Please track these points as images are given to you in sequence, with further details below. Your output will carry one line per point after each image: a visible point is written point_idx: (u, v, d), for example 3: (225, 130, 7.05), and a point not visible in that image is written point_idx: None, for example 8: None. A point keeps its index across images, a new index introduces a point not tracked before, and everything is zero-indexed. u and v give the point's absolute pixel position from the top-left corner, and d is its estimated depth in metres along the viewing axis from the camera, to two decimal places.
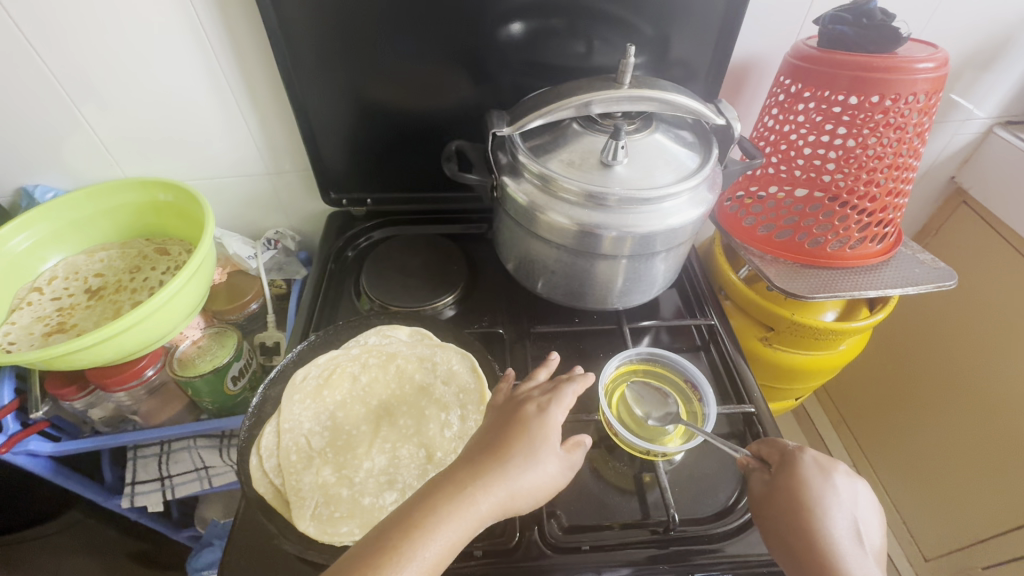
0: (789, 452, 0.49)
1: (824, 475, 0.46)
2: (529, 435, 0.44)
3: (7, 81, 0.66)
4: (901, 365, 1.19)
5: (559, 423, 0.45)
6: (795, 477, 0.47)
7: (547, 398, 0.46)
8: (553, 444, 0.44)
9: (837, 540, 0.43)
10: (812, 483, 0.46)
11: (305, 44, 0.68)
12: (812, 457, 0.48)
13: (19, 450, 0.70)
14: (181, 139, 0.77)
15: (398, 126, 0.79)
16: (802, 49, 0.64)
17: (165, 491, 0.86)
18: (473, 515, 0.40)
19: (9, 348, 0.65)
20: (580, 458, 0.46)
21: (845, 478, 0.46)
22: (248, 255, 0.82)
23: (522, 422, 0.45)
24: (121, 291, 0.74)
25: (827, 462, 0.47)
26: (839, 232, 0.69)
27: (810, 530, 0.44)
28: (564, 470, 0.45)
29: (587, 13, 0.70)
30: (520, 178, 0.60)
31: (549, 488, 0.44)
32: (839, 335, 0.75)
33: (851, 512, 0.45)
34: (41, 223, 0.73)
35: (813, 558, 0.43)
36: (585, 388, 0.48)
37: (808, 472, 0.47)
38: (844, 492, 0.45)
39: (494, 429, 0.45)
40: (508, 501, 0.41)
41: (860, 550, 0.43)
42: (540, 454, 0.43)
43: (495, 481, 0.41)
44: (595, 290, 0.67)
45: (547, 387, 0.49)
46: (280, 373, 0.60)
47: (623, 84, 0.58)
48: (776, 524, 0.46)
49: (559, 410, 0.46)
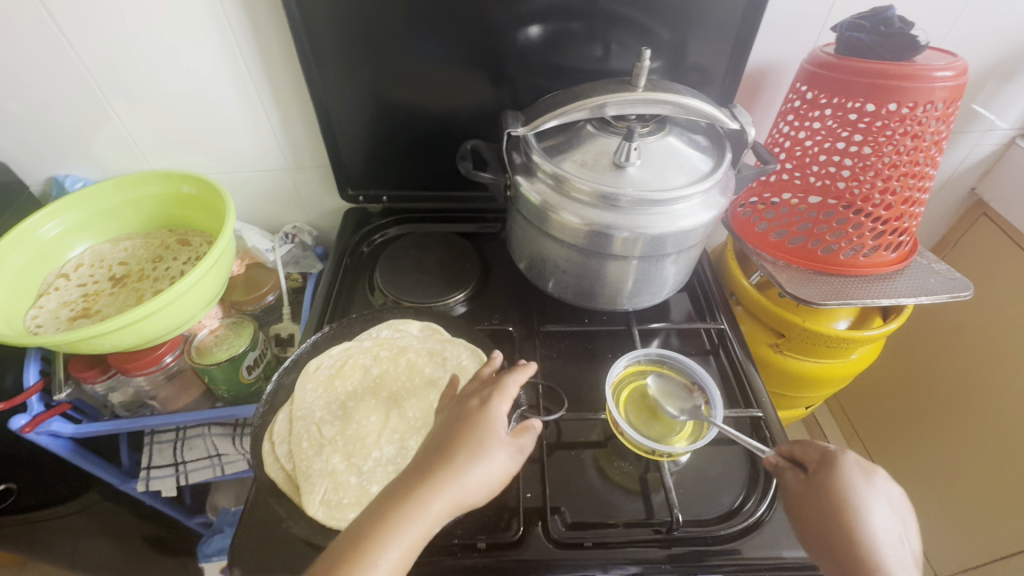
0: (828, 452, 0.48)
1: (865, 474, 0.45)
2: (477, 432, 0.44)
3: (43, 74, 0.69)
4: (917, 378, 1.17)
5: (503, 413, 0.46)
6: (832, 474, 0.46)
7: (488, 391, 0.47)
8: (498, 433, 0.44)
9: (874, 538, 0.42)
10: (850, 481, 0.45)
11: (328, 43, 0.70)
12: (854, 457, 0.47)
13: (42, 430, 0.72)
14: (205, 134, 0.79)
15: (416, 125, 0.80)
16: (819, 56, 0.64)
17: (179, 477, 0.88)
18: (427, 517, 0.39)
19: (36, 330, 0.68)
20: (529, 441, 0.46)
21: (884, 478, 0.46)
22: (265, 248, 0.84)
23: (469, 419, 0.45)
24: (144, 279, 0.76)
25: (867, 462, 0.46)
26: (853, 239, 0.69)
27: (849, 526, 0.43)
28: (515, 456, 0.45)
29: (605, 17, 0.71)
30: (533, 178, 0.61)
31: (501, 477, 0.44)
32: (851, 344, 0.75)
33: (889, 511, 0.44)
34: (70, 212, 0.76)
35: (851, 555, 0.42)
36: (527, 376, 0.48)
37: (848, 469, 0.46)
38: (884, 491, 0.45)
39: (448, 427, 0.45)
40: (458, 499, 0.41)
41: (900, 549, 0.42)
42: (485, 448, 0.43)
43: (445, 479, 0.41)
44: (605, 290, 0.68)
45: (490, 379, 0.50)
46: (294, 362, 0.62)
47: (638, 87, 0.58)
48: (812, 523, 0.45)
49: (503, 401, 0.46)
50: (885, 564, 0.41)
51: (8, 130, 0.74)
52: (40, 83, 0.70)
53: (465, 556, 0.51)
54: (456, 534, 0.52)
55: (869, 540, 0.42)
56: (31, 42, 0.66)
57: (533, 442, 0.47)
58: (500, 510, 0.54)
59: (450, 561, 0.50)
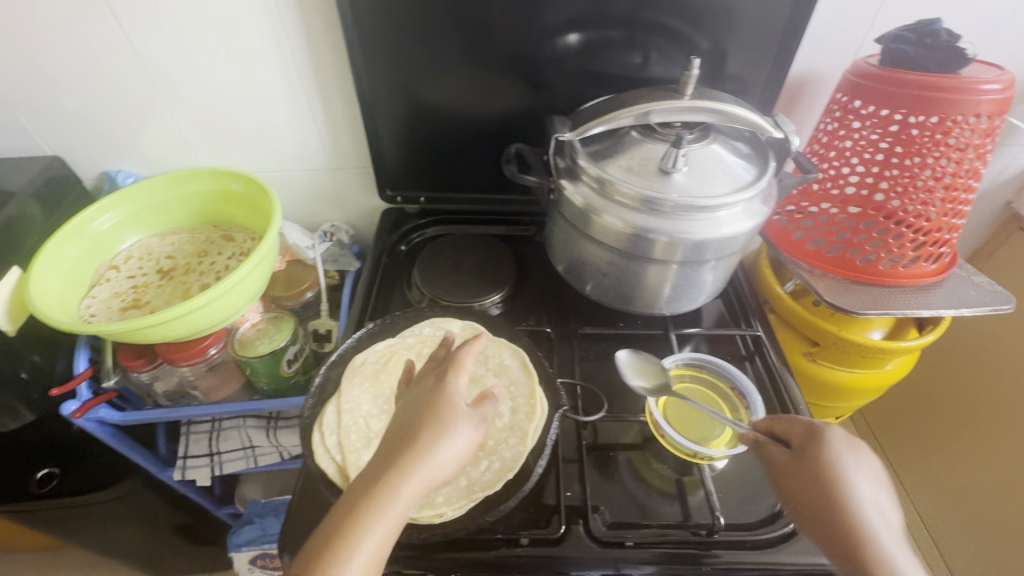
0: (813, 427, 0.49)
1: (848, 445, 0.47)
2: (433, 413, 0.44)
3: (102, 71, 0.72)
4: (941, 393, 1.16)
5: (461, 387, 0.46)
6: (818, 449, 0.47)
7: (442, 368, 0.48)
8: (455, 409, 0.44)
9: (861, 505, 0.43)
10: (835, 453, 0.46)
11: (376, 47, 0.72)
12: (839, 432, 0.48)
13: (91, 416, 0.74)
14: (252, 132, 0.81)
15: (456, 129, 0.82)
16: (862, 67, 0.65)
17: (214, 468, 0.90)
18: (395, 504, 0.39)
19: (90, 319, 0.70)
20: (492, 407, 0.46)
21: (865, 451, 0.47)
22: (306, 245, 0.86)
23: (427, 398, 0.45)
24: (190, 273, 0.78)
25: (849, 435, 0.48)
26: (893, 250, 0.69)
27: (833, 493, 0.44)
28: (478, 425, 0.45)
29: (646, 26, 0.72)
30: (577, 181, 0.63)
31: (468, 452, 0.44)
32: (887, 353, 0.75)
33: (873, 481, 0.45)
34: (123, 206, 0.78)
35: (840, 524, 0.42)
36: (480, 345, 0.49)
37: (830, 441, 0.47)
38: (864, 462, 0.46)
39: (408, 414, 0.45)
40: (428, 480, 0.41)
41: (885, 514, 0.43)
42: (446, 427, 0.43)
43: (409, 465, 0.41)
44: (642, 294, 0.68)
45: (444, 354, 0.50)
46: (340, 356, 0.63)
47: (685, 94, 0.59)
48: (805, 497, 0.45)
49: (458, 376, 0.47)
50: (872, 529, 0.41)
51: (66, 126, 0.78)
52: (101, 82, 0.73)
53: (509, 551, 0.51)
54: (499, 529, 0.53)
55: (855, 507, 0.43)
56: (96, 44, 0.69)
57: (495, 410, 0.46)
58: (541, 507, 0.55)
59: (495, 554, 0.51)
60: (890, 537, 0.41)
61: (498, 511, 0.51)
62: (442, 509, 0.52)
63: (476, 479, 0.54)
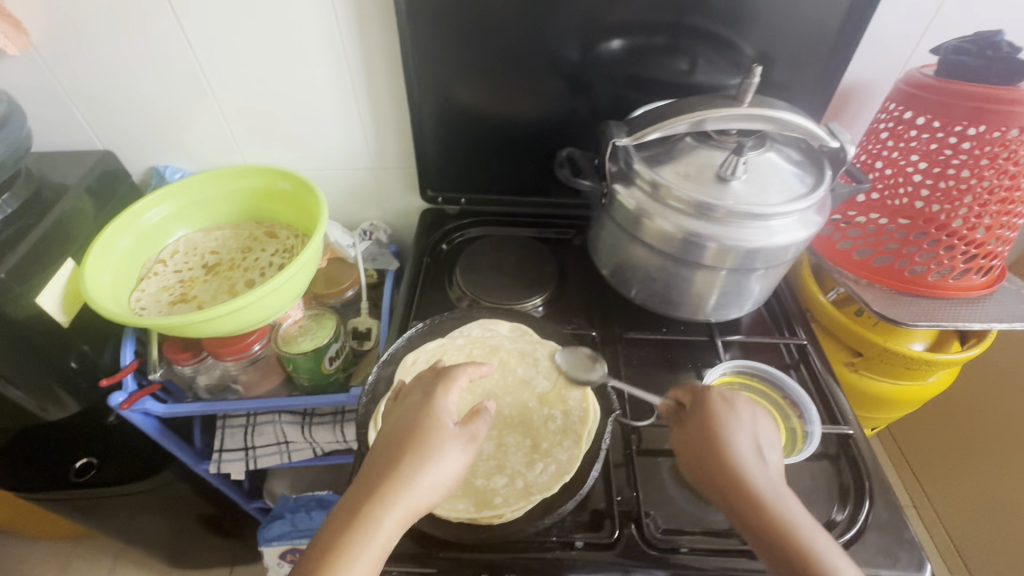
0: (698, 393, 0.53)
1: (724, 404, 0.51)
2: (419, 435, 0.48)
3: (157, 68, 0.73)
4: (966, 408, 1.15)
5: (450, 405, 0.52)
6: (702, 415, 0.51)
7: (433, 385, 0.53)
8: (443, 435, 0.48)
9: (741, 459, 0.47)
10: (715, 415, 0.50)
11: (427, 49, 0.73)
12: (718, 393, 0.52)
13: (136, 407, 0.75)
14: (297, 131, 0.82)
15: (500, 132, 0.83)
16: (916, 77, 0.65)
17: (249, 462, 0.90)
18: (381, 533, 0.44)
19: (140, 312, 0.71)
20: (482, 427, 0.51)
21: (744, 408, 0.51)
22: (347, 244, 0.88)
23: (414, 416, 0.50)
24: (234, 268, 0.79)
25: (726, 394, 0.52)
26: (943, 261, 0.68)
27: (718, 450, 0.48)
28: (467, 446, 0.49)
29: (696, 32, 0.73)
30: (630, 185, 0.63)
31: (454, 478, 0.48)
32: (931, 366, 0.74)
33: (754, 439, 0.49)
34: (171, 201, 0.79)
35: (731, 486, 0.46)
36: (478, 369, 0.55)
37: (712, 405, 0.51)
38: (744, 417, 0.50)
39: (393, 434, 0.49)
40: (412, 507, 0.45)
41: (762, 464, 0.47)
42: (432, 455, 0.47)
43: (395, 493, 0.45)
44: (689, 300, 0.68)
45: (438, 373, 0.55)
46: (391, 356, 0.64)
47: (743, 101, 0.59)
48: (698, 463, 0.49)
49: (448, 394, 0.52)
50: (754, 484, 0.46)
51: (118, 122, 0.79)
52: (156, 81, 0.75)
53: (564, 553, 0.52)
54: (553, 531, 0.53)
55: (738, 465, 0.47)
56: (153, 41, 0.71)
57: (486, 426, 0.51)
58: (594, 512, 0.55)
59: (550, 557, 0.51)
60: (772, 488, 0.46)
61: (556, 514, 0.52)
62: (501, 510, 0.53)
63: (533, 481, 0.55)
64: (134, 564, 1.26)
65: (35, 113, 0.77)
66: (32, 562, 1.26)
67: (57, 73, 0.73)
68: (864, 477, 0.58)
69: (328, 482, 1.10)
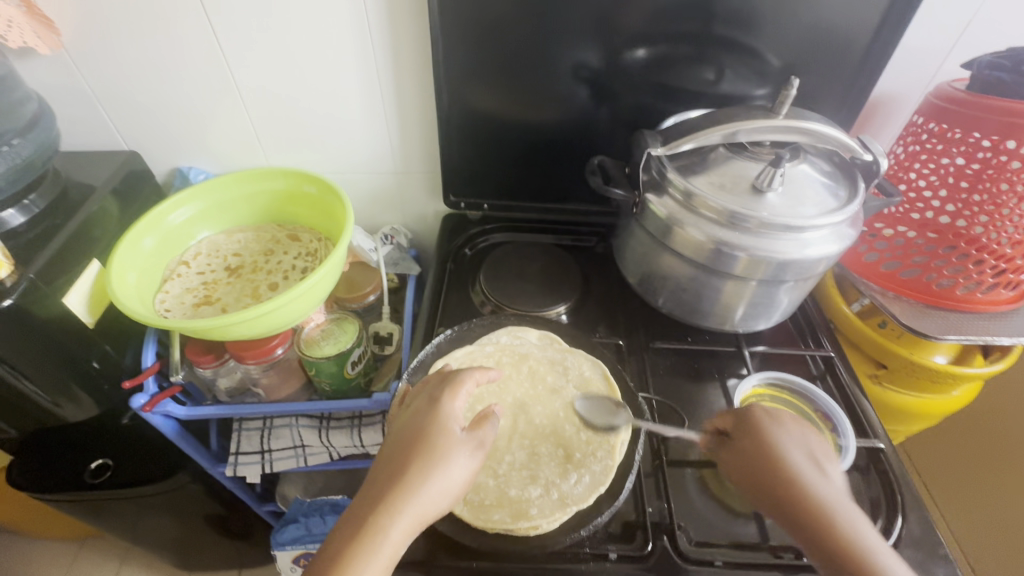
0: (741, 411, 0.53)
1: (773, 421, 0.51)
2: (426, 443, 0.47)
3: (187, 69, 0.74)
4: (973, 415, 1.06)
5: (457, 410, 0.50)
6: (750, 433, 0.51)
7: (441, 390, 0.51)
8: (450, 442, 0.48)
9: (804, 476, 0.48)
10: (765, 432, 0.51)
11: (457, 53, 0.73)
12: (762, 409, 0.52)
13: (157, 410, 0.75)
14: (322, 134, 0.82)
15: (524, 139, 0.83)
16: (948, 91, 0.65)
17: (265, 465, 0.88)
18: (388, 543, 0.43)
19: (164, 314, 0.70)
20: (489, 433, 0.50)
21: (793, 424, 0.51)
22: (369, 248, 0.87)
23: (421, 423, 0.49)
24: (257, 271, 0.78)
25: (771, 409, 0.52)
26: (972, 275, 0.69)
27: (778, 470, 0.48)
28: (475, 452, 0.49)
29: (724, 43, 0.72)
30: (662, 194, 0.63)
31: (462, 483, 0.48)
32: (955, 379, 0.74)
33: (808, 456, 0.49)
34: (195, 202, 0.79)
35: (795, 507, 0.47)
36: (484, 373, 0.52)
37: (760, 423, 0.51)
38: (794, 432, 0.51)
39: (399, 441, 0.48)
40: (419, 515, 0.45)
41: (823, 478, 0.48)
42: (439, 464, 0.46)
43: (401, 504, 0.44)
44: (716, 310, 0.68)
45: (446, 377, 0.53)
46: (421, 362, 0.64)
47: (779, 113, 0.59)
48: (755, 481, 0.50)
49: (454, 399, 0.50)
50: (818, 500, 0.46)
51: (145, 123, 0.79)
52: (184, 82, 0.75)
53: (598, 565, 0.51)
54: (586, 543, 0.53)
55: (800, 483, 0.47)
56: (184, 41, 0.71)
57: (494, 430, 0.50)
58: (626, 523, 0.55)
59: (583, 569, 0.51)
60: (836, 502, 0.46)
61: (592, 525, 0.52)
62: (538, 521, 0.52)
63: (567, 492, 0.54)
64: (142, 564, 1.25)
65: (63, 112, 0.77)
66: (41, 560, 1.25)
67: (86, 72, 0.73)
68: (895, 492, 0.58)
69: (339, 486, 1.09)
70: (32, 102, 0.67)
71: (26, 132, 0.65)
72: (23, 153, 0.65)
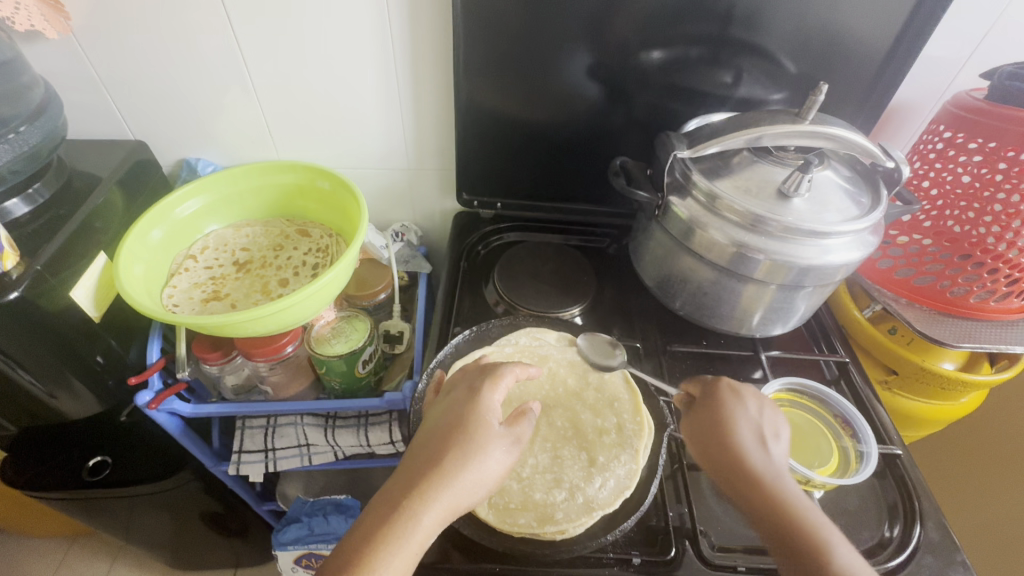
0: (709, 383, 0.53)
1: (734, 396, 0.51)
2: (464, 433, 0.47)
3: (198, 58, 0.72)
4: (996, 420, 1.01)
5: (496, 403, 0.50)
6: (711, 404, 0.51)
7: (480, 381, 0.51)
8: (491, 432, 0.48)
9: (748, 450, 0.48)
10: (723, 405, 0.51)
11: (475, 49, 0.72)
12: (727, 383, 0.52)
13: (162, 408, 0.73)
14: (334, 128, 0.81)
15: (539, 139, 0.82)
16: (967, 101, 0.66)
17: (268, 464, 0.86)
18: (420, 529, 0.42)
19: (172, 309, 0.68)
20: (525, 429, 0.50)
21: (751, 400, 0.51)
22: (381, 245, 0.86)
23: (456, 412, 0.49)
24: (267, 266, 0.76)
25: (735, 384, 0.52)
26: (986, 284, 0.69)
27: (725, 443, 0.48)
28: (513, 447, 0.49)
29: (744, 47, 0.72)
30: (686, 196, 0.63)
31: (498, 474, 0.47)
32: (965, 387, 0.74)
33: (758, 431, 0.49)
34: (205, 194, 0.77)
35: (732, 475, 0.47)
36: (523, 370, 0.53)
37: (721, 396, 0.51)
38: (752, 408, 0.50)
39: (437, 428, 0.48)
40: (453, 506, 0.44)
41: (764, 452, 0.48)
42: (477, 452, 0.46)
43: (434, 491, 0.44)
44: (735, 314, 0.68)
45: (485, 368, 0.53)
46: (440, 362, 0.64)
47: (805, 119, 0.59)
48: (703, 447, 0.50)
49: (494, 391, 0.50)
50: (757, 471, 0.46)
51: (152, 112, 0.77)
52: (194, 72, 0.73)
53: (622, 569, 0.51)
54: (609, 548, 0.52)
55: (741, 453, 0.47)
56: (198, 29, 0.69)
57: (531, 427, 0.51)
58: (649, 530, 0.54)
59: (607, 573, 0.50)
60: (773, 475, 0.46)
61: (618, 531, 0.52)
62: (564, 526, 0.52)
63: (593, 496, 0.54)
64: (136, 561, 1.22)
65: (69, 100, 0.75)
66: (31, 556, 1.22)
67: (93, 59, 0.71)
68: (913, 498, 0.58)
69: (341, 486, 1.07)
70: (39, 88, 0.65)
71: (33, 119, 0.63)
72: (30, 140, 0.63)
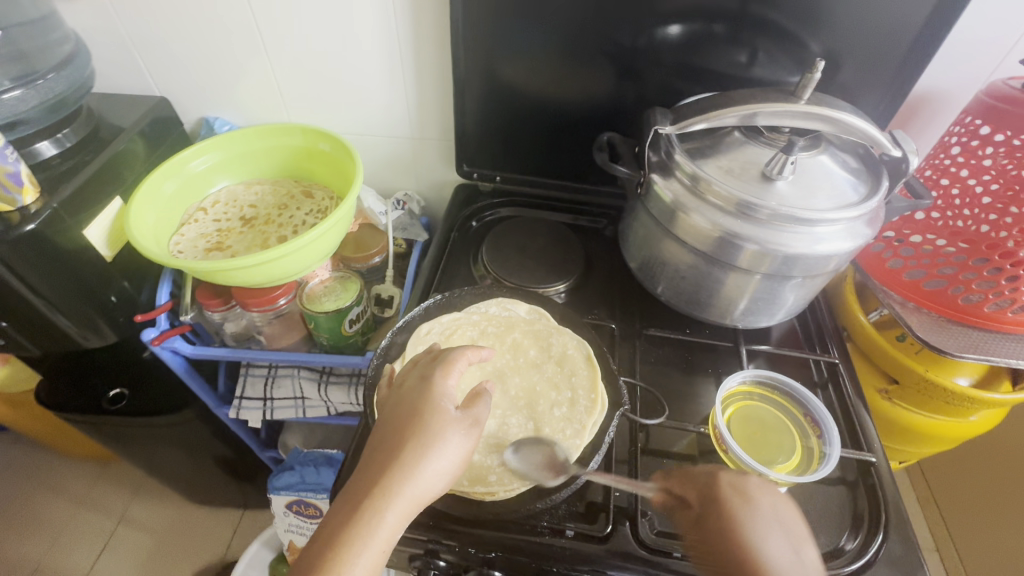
0: (704, 484, 0.41)
1: (742, 497, 0.39)
2: (418, 420, 0.43)
3: (216, 19, 0.76)
4: None
5: (450, 388, 0.46)
6: (706, 506, 0.40)
7: (433, 367, 0.47)
8: (445, 416, 0.44)
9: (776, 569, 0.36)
10: (724, 511, 0.39)
11: (475, 19, 0.72)
12: (730, 480, 0.40)
13: (165, 346, 0.79)
14: (343, 92, 0.83)
15: (541, 113, 0.81)
16: (1000, 89, 0.60)
17: (265, 411, 0.91)
18: (384, 526, 0.39)
19: (178, 254, 0.73)
20: (483, 411, 0.46)
21: (766, 499, 0.39)
22: (380, 211, 0.90)
23: (410, 402, 0.45)
24: (270, 223, 0.80)
25: (738, 481, 0.40)
26: (1004, 293, 0.62)
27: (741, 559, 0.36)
28: (470, 431, 0.44)
29: (757, 24, 0.68)
30: (669, 176, 0.61)
31: (460, 459, 0.44)
32: (974, 404, 0.68)
33: (792, 546, 0.37)
34: (217, 151, 0.81)
35: None
36: (477, 352, 0.49)
37: (722, 494, 0.39)
38: (772, 514, 0.38)
39: (390, 420, 0.44)
40: (417, 499, 0.41)
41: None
42: (437, 440, 0.42)
43: (396, 485, 0.40)
44: (717, 302, 0.65)
45: (437, 354, 0.50)
46: (408, 323, 0.65)
47: (800, 98, 0.55)
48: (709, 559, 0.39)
49: (447, 377, 0.47)
50: None
51: (173, 70, 0.82)
52: (213, 32, 0.77)
53: (552, 540, 0.51)
54: (545, 518, 0.53)
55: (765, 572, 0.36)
56: None
57: (488, 409, 0.46)
58: (589, 505, 0.54)
59: (538, 541, 0.51)
60: None
61: (549, 500, 0.52)
62: (494, 488, 0.52)
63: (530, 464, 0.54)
64: (155, 492, 1.33)
65: (104, 55, 0.82)
66: (70, 477, 1.35)
67: (122, 18, 0.77)
68: (881, 509, 0.54)
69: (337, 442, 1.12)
70: (68, 44, 0.72)
71: (61, 69, 0.69)
72: (57, 88, 0.69)
